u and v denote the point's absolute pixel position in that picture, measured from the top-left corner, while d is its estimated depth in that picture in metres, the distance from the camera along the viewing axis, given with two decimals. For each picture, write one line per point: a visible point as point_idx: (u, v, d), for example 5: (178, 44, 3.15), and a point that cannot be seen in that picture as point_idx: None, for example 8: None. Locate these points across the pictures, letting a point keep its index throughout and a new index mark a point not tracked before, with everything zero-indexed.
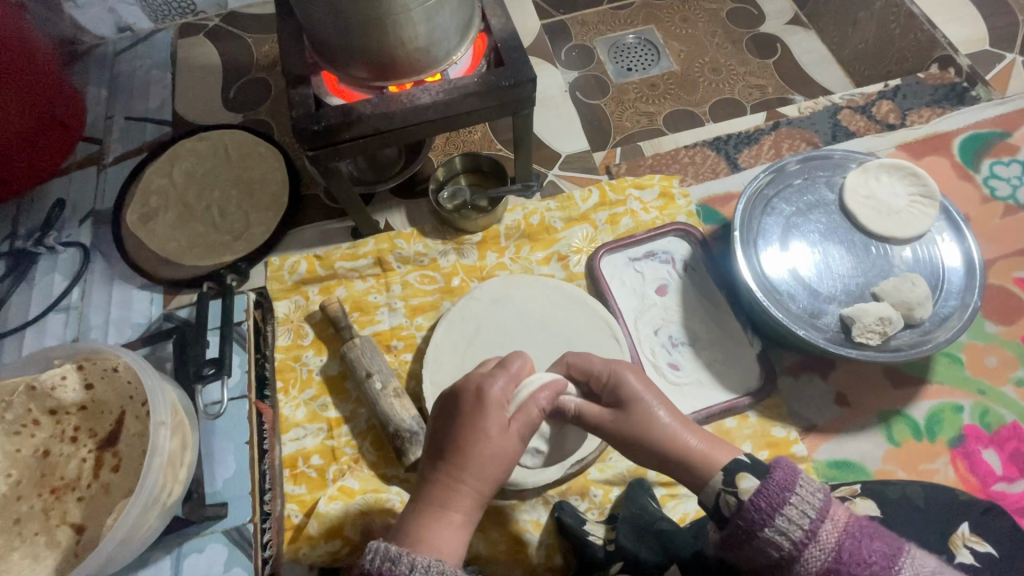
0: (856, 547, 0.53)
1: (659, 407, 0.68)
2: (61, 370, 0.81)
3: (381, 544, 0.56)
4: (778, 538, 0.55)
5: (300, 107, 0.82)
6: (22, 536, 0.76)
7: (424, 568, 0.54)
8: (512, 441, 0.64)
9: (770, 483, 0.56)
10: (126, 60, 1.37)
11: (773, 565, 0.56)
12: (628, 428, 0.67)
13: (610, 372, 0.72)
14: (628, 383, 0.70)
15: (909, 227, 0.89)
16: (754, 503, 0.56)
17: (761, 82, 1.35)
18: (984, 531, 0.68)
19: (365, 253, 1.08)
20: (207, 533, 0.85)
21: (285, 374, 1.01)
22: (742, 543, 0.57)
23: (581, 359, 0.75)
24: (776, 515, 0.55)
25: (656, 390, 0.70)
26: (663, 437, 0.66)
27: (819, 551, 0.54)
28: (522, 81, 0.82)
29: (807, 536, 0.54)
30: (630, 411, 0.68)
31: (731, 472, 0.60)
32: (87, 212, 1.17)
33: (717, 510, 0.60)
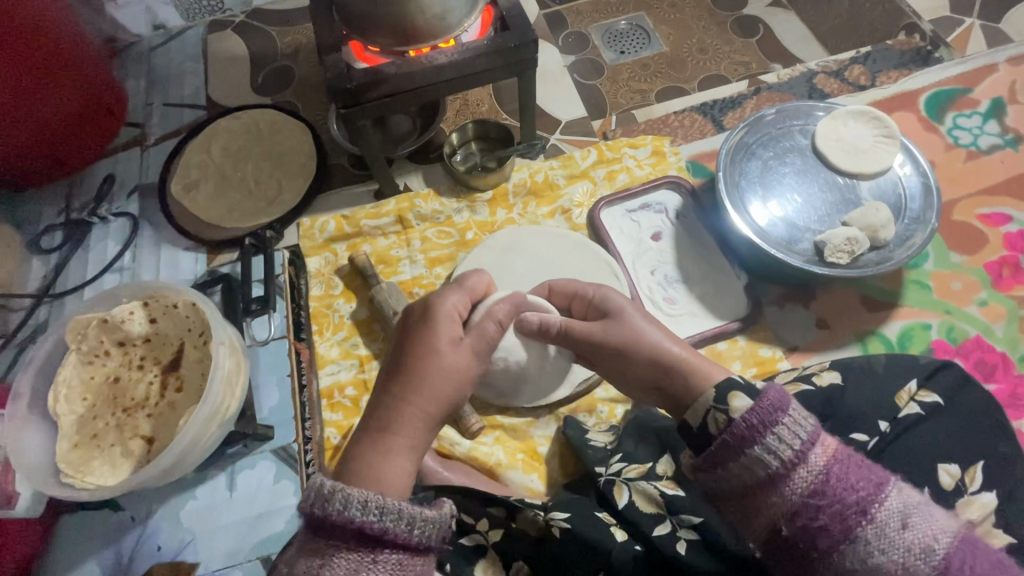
0: (842, 473, 0.60)
1: (643, 318, 0.79)
2: (130, 306, 0.93)
3: (317, 482, 0.59)
4: (767, 456, 0.61)
5: (334, 69, 0.93)
6: (101, 446, 0.87)
7: (362, 503, 0.58)
8: (464, 354, 0.72)
9: (763, 401, 0.63)
10: (160, 54, 1.51)
11: (760, 483, 0.62)
12: (614, 335, 0.78)
13: (596, 290, 0.85)
14: (614, 298, 0.82)
15: (874, 163, 0.99)
16: (747, 421, 0.63)
17: (745, 59, 1.49)
18: (932, 383, 0.78)
19: (388, 212, 1.19)
20: (258, 452, 0.98)
21: (319, 319, 1.11)
22: (731, 459, 0.63)
23: (564, 285, 0.88)
24: (767, 434, 0.61)
25: (635, 303, 0.81)
26: (650, 349, 0.75)
27: (806, 473, 0.60)
28: (525, 43, 0.93)
29: (797, 456, 0.60)
30: (617, 323, 0.79)
31: (724, 391, 0.66)
32: (134, 186, 1.29)
33: (705, 426, 0.67)
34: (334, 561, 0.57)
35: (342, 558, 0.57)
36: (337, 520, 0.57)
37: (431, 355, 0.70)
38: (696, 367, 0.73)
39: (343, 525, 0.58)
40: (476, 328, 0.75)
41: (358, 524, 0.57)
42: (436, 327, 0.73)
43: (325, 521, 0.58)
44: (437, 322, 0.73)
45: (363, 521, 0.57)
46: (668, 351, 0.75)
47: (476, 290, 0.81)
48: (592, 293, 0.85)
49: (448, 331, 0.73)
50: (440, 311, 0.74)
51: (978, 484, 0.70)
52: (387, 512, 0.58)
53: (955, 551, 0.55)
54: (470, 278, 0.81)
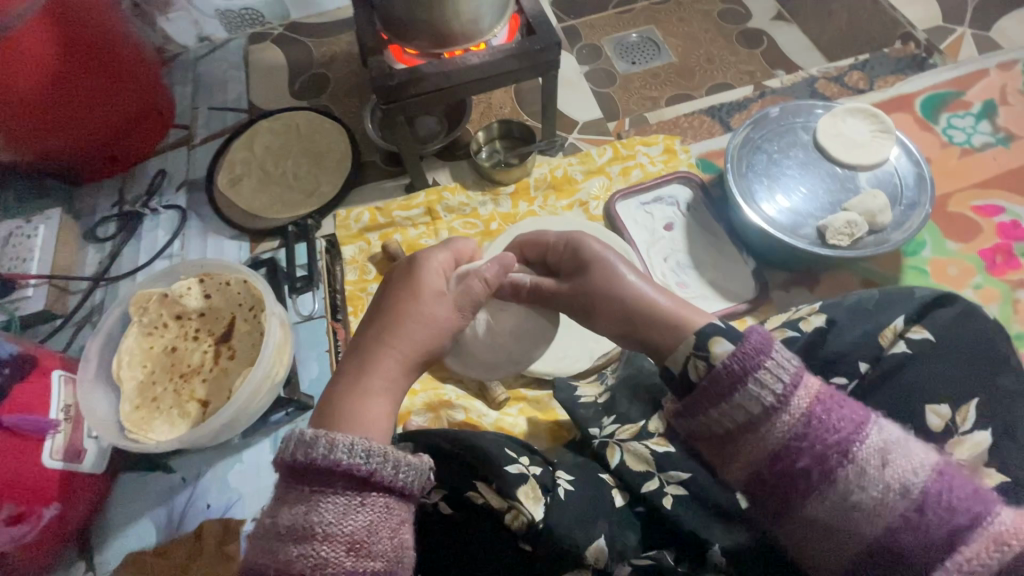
0: (826, 413, 0.57)
1: (619, 263, 0.79)
2: (187, 283, 1.02)
3: (298, 433, 0.59)
4: (749, 398, 0.58)
5: (377, 69, 1.03)
6: (160, 408, 0.95)
7: (347, 446, 0.58)
8: (444, 305, 0.78)
9: (746, 345, 0.60)
10: (206, 63, 1.63)
11: (741, 429, 0.58)
12: (587, 286, 0.78)
13: (568, 239, 0.84)
14: (588, 246, 0.81)
15: (872, 156, 1.07)
16: (727, 366, 0.59)
17: (749, 69, 1.67)
18: (927, 325, 0.77)
19: (418, 204, 1.28)
20: (299, 420, 1.04)
21: (354, 302, 1.20)
22: (712, 404, 0.60)
23: (538, 238, 0.88)
24: (749, 376, 0.58)
25: (609, 248, 0.81)
26: (626, 295, 0.75)
27: (790, 415, 0.57)
28: (549, 46, 1.03)
29: (781, 399, 0.57)
30: (592, 272, 0.79)
31: (704, 337, 0.63)
32: (182, 181, 1.39)
33: (686, 374, 0.63)
34: (320, 506, 0.57)
35: (329, 502, 0.57)
36: (322, 463, 0.57)
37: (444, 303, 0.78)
38: (677, 312, 0.71)
39: (328, 469, 0.58)
40: (460, 286, 0.80)
41: (344, 466, 0.57)
42: (421, 280, 0.79)
43: (310, 468, 0.57)
44: (419, 273, 0.79)
45: (350, 464, 0.58)
46: (646, 297, 0.74)
47: (460, 252, 0.86)
48: (562, 243, 0.85)
49: (432, 283, 0.78)
50: (425, 265, 0.80)
51: (970, 423, 0.69)
52: (374, 453, 0.58)
53: (933, 485, 0.54)
54: (457, 242, 0.87)
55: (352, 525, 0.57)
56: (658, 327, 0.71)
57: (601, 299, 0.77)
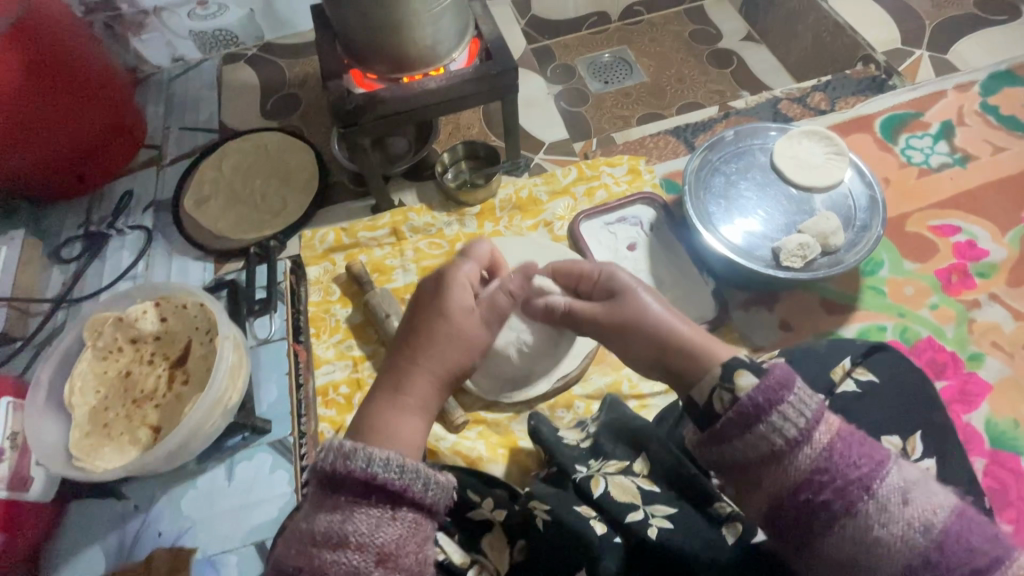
0: (846, 449, 0.59)
1: (648, 295, 0.82)
2: (143, 306, 1.02)
3: (337, 444, 0.63)
4: (774, 432, 0.60)
5: (335, 94, 1.03)
6: (111, 434, 0.94)
7: (381, 462, 0.62)
8: (472, 321, 0.82)
9: (770, 378, 0.62)
10: (179, 83, 1.63)
11: (765, 458, 0.60)
12: (618, 313, 0.81)
13: (601, 269, 0.87)
14: (618, 276, 0.85)
15: (826, 178, 1.09)
16: (753, 399, 0.61)
17: (719, 88, 1.71)
18: (871, 363, 0.83)
19: (383, 225, 1.29)
20: (255, 444, 1.03)
21: (317, 323, 1.20)
22: (734, 437, 0.62)
23: (569, 265, 0.91)
24: (773, 411, 0.60)
25: (642, 282, 0.83)
26: (654, 323, 0.78)
27: (812, 449, 0.59)
28: (506, 70, 1.04)
29: (802, 434, 0.60)
30: (621, 301, 0.82)
31: (730, 370, 0.65)
32: (149, 202, 1.39)
33: (710, 404, 0.65)
34: (355, 517, 0.60)
35: (363, 512, 0.60)
36: (361, 476, 0.61)
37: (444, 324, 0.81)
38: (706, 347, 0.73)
39: (364, 481, 0.61)
40: (487, 299, 0.84)
41: (380, 480, 0.61)
42: (448, 295, 0.83)
43: (345, 478, 0.61)
44: (449, 290, 0.83)
45: (385, 477, 0.61)
46: (675, 331, 0.76)
47: (483, 259, 0.91)
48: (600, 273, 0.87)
49: (460, 300, 0.83)
50: (455, 280, 0.84)
51: (919, 452, 0.75)
52: (407, 472, 0.62)
53: (954, 525, 0.56)
54: (475, 249, 0.91)
55: (383, 537, 0.60)
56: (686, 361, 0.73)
57: (629, 329, 0.79)
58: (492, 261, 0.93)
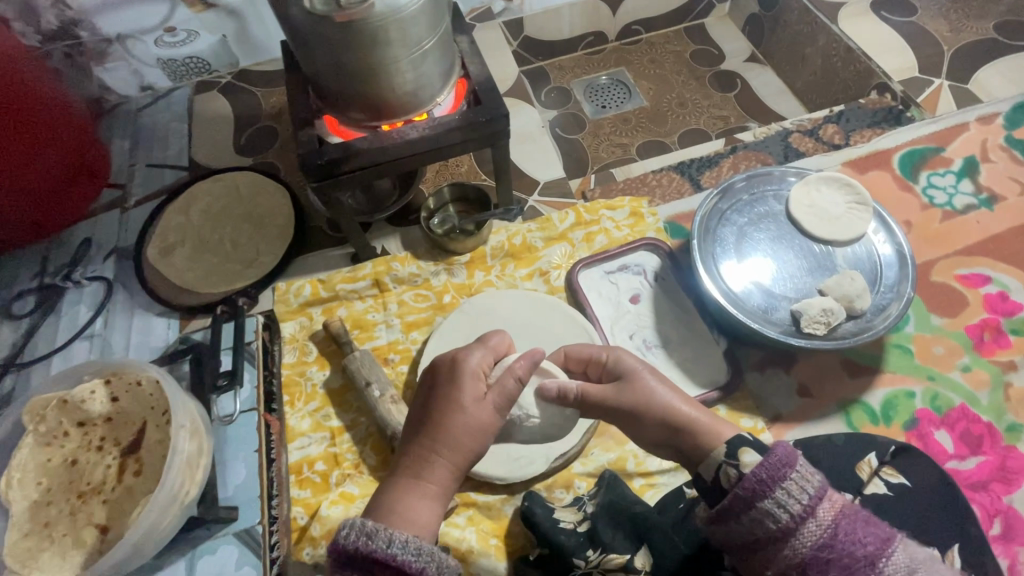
0: (849, 526, 0.60)
1: (654, 379, 0.77)
2: (91, 385, 0.91)
3: (358, 522, 0.62)
4: (777, 510, 0.60)
5: (305, 145, 0.93)
6: (52, 536, 0.83)
7: (402, 542, 0.60)
8: (486, 411, 0.72)
9: (772, 457, 0.62)
10: (147, 115, 1.52)
11: (769, 537, 0.61)
12: (629, 398, 0.75)
13: (608, 352, 0.81)
14: (626, 360, 0.79)
15: (847, 231, 1.00)
16: (755, 475, 0.62)
17: (724, 113, 1.61)
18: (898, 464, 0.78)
19: (364, 275, 1.18)
20: (219, 536, 0.92)
21: (291, 389, 1.10)
22: (739, 513, 0.62)
23: (579, 350, 0.85)
24: (775, 488, 0.61)
25: (651, 367, 0.79)
26: (664, 409, 0.74)
27: (815, 527, 0.59)
28: (496, 117, 0.94)
29: (806, 511, 0.60)
30: (629, 386, 0.76)
31: (733, 447, 0.66)
32: (110, 249, 1.28)
33: (717, 481, 0.66)
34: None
35: None
36: (382, 557, 0.60)
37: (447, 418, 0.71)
38: (712, 430, 0.71)
39: (383, 562, 0.60)
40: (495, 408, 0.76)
41: (398, 562, 0.59)
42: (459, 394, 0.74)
43: (365, 558, 0.60)
44: (461, 381, 0.74)
45: (403, 559, 0.60)
46: (680, 412, 0.73)
47: (499, 350, 0.80)
48: (608, 357, 0.81)
49: (471, 391, 0.73)
50: (466, 369, 0.75)
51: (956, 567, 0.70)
52: (425, 554, 0.60)
53: None
54: (492, 338, 0.81)
55: None
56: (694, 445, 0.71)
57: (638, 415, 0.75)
58: (508, 350, 0.82)
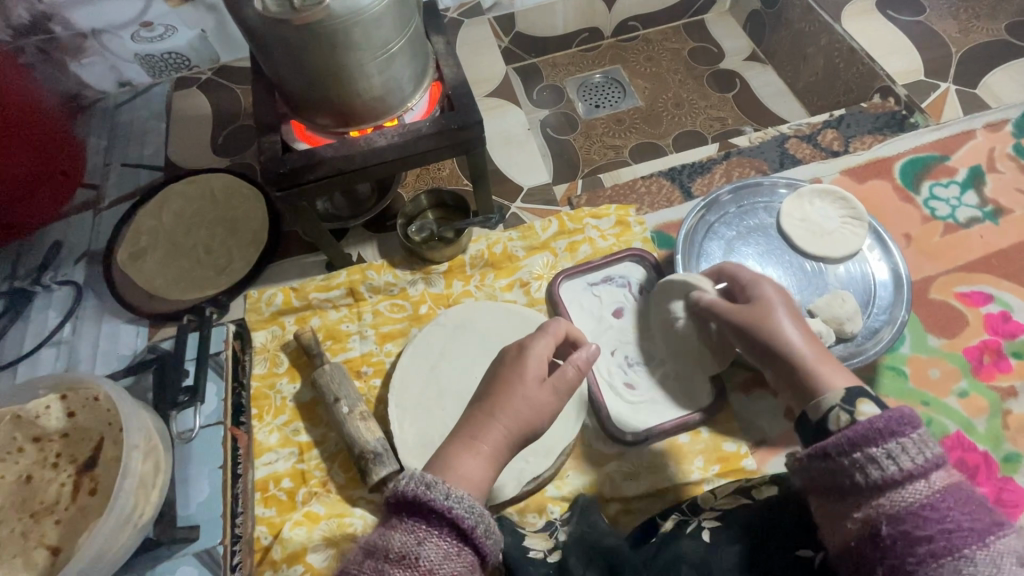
0: (952, 501, 0.58)
1: (785, 314, 0.78)
2: (46, 400, 0.88)
3: (416, 473, 0.60)
4: (884, 460, 0.60)
5: (269, 152, 0.89)
6: (2, 557, 0.80)
7: (455, 497, 0.59)
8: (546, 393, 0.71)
9: (895, 413, 0.61)
10: (124, 112, 1.48)
11: (867, 485, 0.60)
12: (755, 321, 0.78)
13: (752, 277, 0.84)
14: (766, 289, 0.81)
15: (840, 247, 0.94)
16: (870, 424, 0.61)
17: (721, 115, 1.55)
18: None
19: (338, 284, 1.15)
20: (179, 556, 0.88)
21: (260, 402, 1.05)
22: (844, 455, 0.62)
23: (730, 268, 0.87)
24: (889, 441, 0.60)
25: (786, 298, 0.80)
26: (784, 340, 0.75)
27: (921, 485, 0.59)
28: (469, 124, 0.89)
29: (917, 468, 0.59)
30: (760, 312, 0.79)
31: (852, 395, 0.66)
32: (82, 252, 1.25)
33: (825, 422, 0.66)
34: (427, 544, 0.57)
35: (434, 543, 0.57)
36: (440, 508, 0.58)
37: (500, 409, 0.69)
38: (818, 373, 0.70)
39: (437, 512, 0.58)
40: None
41: (454, 516, 0.58)
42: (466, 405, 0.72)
43: (419, 506, 0.58)
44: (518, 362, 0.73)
45: (458, 514, 0.58)
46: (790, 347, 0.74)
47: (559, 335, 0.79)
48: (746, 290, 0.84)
49: (535, 370, 0.72)
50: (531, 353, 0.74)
51: None
52: (475, 514, 0.59)
53: None
54: (552, 322, 0.80)
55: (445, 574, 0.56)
56: (800, 380, 0.72)
57: (756, 339, 0.78)
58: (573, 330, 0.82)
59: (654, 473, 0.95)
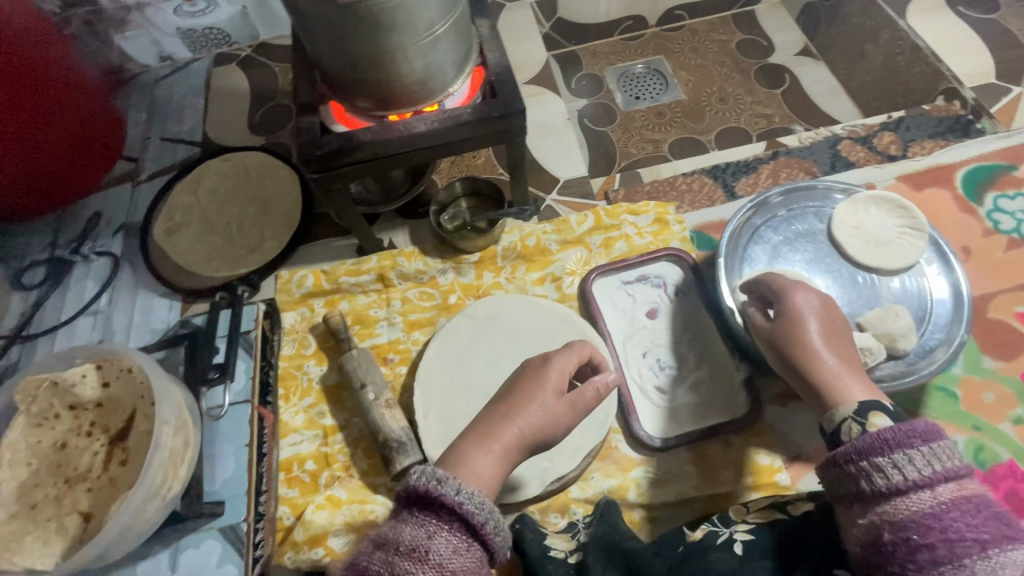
0: (966, 511, 0.54)
1: (817, 324, 0.73)
2: (82, 369, 0.90)
3: (425, 467, 0.58)
4: (889, 469, 0.57)
5: (307, 133, 0.88)
6: (36, 520, 0.82)
7: (469, 493, 0.56)
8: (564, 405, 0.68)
9: (908, 424, 0.58)
10: (164, 86, 1.49)
11: (872, 493, 0.58)
12: (782, 335, 0.74)
13: (782, 287, 0.78)
14: (795, 300, 0.75)
15: (896, 259, 0.89)
16: (878, 434, 0.59)
17: (767, 112, 1.48)
18: None
19: (368, 269, 1.14)
20: (203, 530, 0.89)
21: (287, 382, 1.07)
22: (850, 463, 0.60)
23: (764, 279, 0.82)
24: (896, 451, 0.57)
25: (822, 310, 0.74)
26: (806, 352, 0.71)
27: (926, 496, 0.55)
28: (511, 113, 0.86)
29: (923, 478, 0.55)
30: (788, 323, 0.74)
31: (866, 408, 0.63)
32: (120, 224, 1.27)
33: (837, 433, 0.64)
34: (437, 538, 0.53)
35: (444, 539, 0.54)
36: (450, 503, 0.55)
37: (517, 410, 0.66)
38: (840, 387, 0.67)
39: (447, 507, 0.55)
40: None
41: (463, 512, 0.55)
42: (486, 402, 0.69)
43: (429, 502, 0.55)
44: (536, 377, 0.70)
45: (468, 509, 0.55)
46: (815, 358, 0.70)
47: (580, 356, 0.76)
48: (776, 301, 0.79)
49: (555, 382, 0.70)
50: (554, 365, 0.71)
51: None
52: (488, 510, 0.56)
53: None
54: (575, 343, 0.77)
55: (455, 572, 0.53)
56: (820, 393, 0.68)
57: (779, 349, 0.74)
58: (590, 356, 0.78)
59: (681, 481, 0.93)
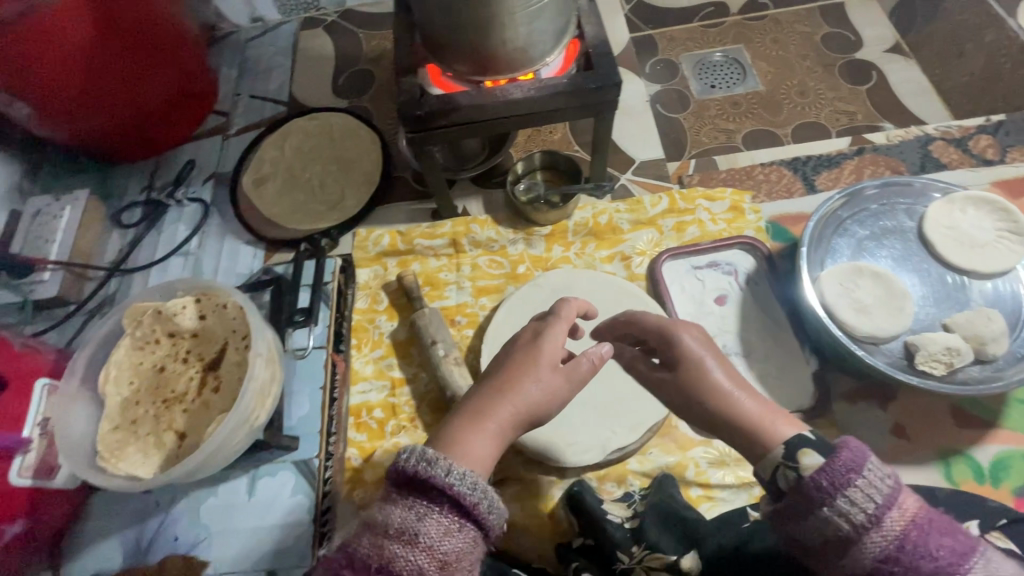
0: (921, 538, 0.50)
1: (718, 366, 0.63)
2: (183, 301, 0.96)
3: (417, 447, 0.56)
4: (837, 517, 0.51)
5: (406, 94, 0.91)
6: (138, 433, 0.90)
7: (461, 475, 0.54)
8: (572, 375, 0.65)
9: (835, 459, 0.52)
10: (254, 46, 1.55)
11: (830, 543, 0.52)
12: (680, 387, 0.63)
13: (662, 331, 0.68)
14: (683, 342, 0.65)
15: (993, 262, 0.87)
16: (814, 481, 0.52)
17: (850, 108, 1.43)
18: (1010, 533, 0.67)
19: (442, 234, 1.18)
20: (279, 461, 0.98)
21: (359, 333, 1.12)
22: (800, 518, 0.53)
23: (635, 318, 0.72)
24: (837, 494, 0.51)
25: (716, 352, 0.64)
26: (713, 398, 0.61)
27: (880, 538, 0.50)
28: (607, 85, 0.88)
29: (869, 519, 0.50)
30: (681, 368, 0.64)
31: (792, 447, 0.55)
32: (210, 174, 1.34)
33: (771, 481, 0.56)
34: (427, 520, 0.52)
35: (433, 520, 0.52)
36: (440, 485, 0.53)
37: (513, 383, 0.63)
38: (763, 429, 0.59)
39: (435, 487, 0.53)
40: None
41: (453, 493, 0.53)
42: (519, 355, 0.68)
43: (423, 484, 0.53)
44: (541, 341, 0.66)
45: (457, 490, 0.53)
46: (729, 404, 0.60)
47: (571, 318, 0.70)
48: (659, 343, 0.68)
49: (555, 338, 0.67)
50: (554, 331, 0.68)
51: None
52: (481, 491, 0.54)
53: None
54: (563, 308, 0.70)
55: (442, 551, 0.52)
56: (746, 443, 0.60)
57: (684, 403, 0.64)
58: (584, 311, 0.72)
59: (741, 465, 0.93)
